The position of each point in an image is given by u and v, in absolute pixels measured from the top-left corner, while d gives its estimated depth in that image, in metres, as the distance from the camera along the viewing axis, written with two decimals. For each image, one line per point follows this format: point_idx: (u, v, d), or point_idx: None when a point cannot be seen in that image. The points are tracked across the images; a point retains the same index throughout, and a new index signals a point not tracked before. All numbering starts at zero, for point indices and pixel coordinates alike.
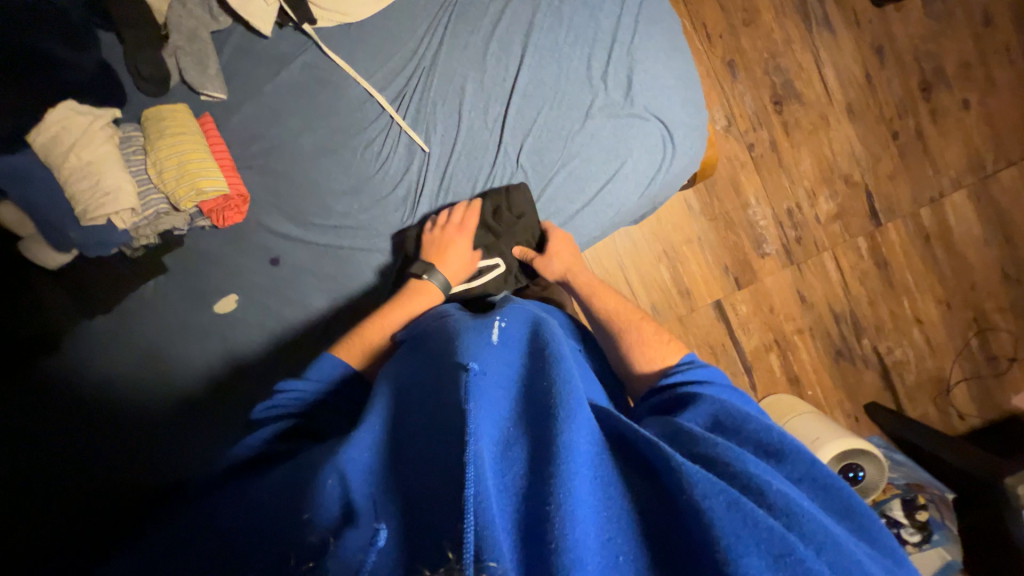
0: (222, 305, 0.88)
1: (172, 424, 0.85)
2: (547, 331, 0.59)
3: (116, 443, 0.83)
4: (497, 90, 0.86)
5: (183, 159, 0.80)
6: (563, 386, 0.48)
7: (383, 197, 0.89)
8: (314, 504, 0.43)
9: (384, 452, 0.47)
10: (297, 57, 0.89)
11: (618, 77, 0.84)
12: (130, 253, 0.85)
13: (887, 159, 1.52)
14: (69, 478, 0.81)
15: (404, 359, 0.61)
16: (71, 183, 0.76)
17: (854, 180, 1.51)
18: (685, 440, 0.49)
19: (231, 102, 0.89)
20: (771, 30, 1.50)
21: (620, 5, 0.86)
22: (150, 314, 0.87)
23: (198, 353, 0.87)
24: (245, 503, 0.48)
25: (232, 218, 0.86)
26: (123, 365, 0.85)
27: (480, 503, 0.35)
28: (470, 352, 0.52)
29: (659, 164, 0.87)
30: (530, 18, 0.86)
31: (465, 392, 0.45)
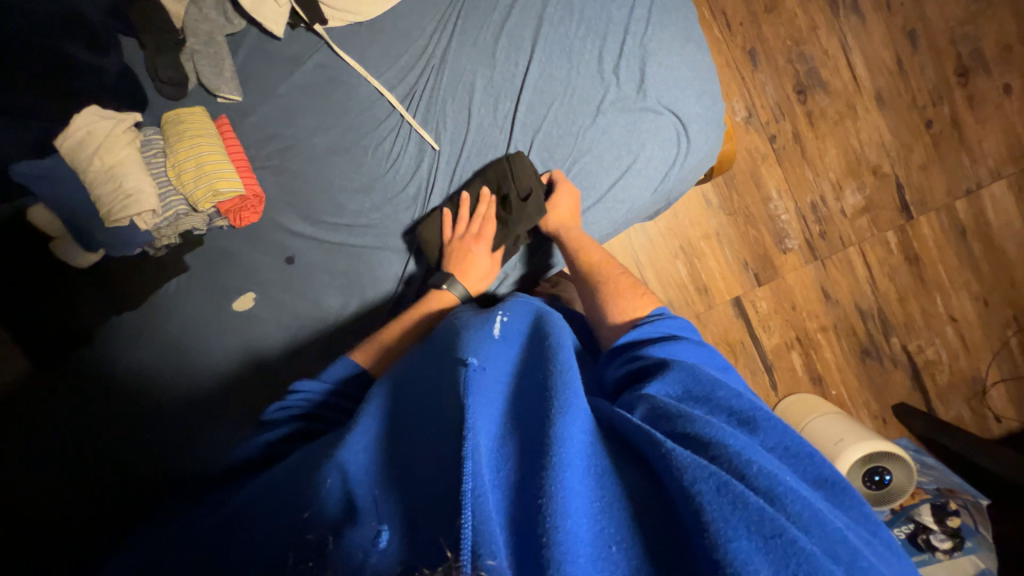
0: (240, 303, 0.90)
1: (194, 417, 0.87)
2: (550, 324, 0.59)
3: (142, 434, 0.86)
4: (507, 86, 0.85)
5: (200, 160, 0.82)
6: (562, 378, 0.48)
7: (395, 195, 0.90)
8: (316, 502, 0.44)
9: (387, 446, 0.48)
10: (309, 58, 0.90)
11: (630, 70, 0.82)
12: (153, 252, 0.88)
13: (918, 148, 1.45)
14: (99, 465, 0.85)
15: (410, 357, 0.60)
16: (96, 186, 0.79)
17: (883, 171, 1.45)
18: (664, 416, 0.48)
19: (246, 104, 0.91)
20: (795, 16, 1.44)
21: None
22: (171, 311, 0.90)
23: (219, 349, 0.89)
24: (255, 496, 0.49)
25: (249, 218, 0.88)
26: (149, 358, 0.89)
27: (477, 498, 0.36)
28: (470, 344, 0.52)
29: (673, 160, 0.85)
30: (540, 11, 0.84)
31: (463, 387, 0.45)
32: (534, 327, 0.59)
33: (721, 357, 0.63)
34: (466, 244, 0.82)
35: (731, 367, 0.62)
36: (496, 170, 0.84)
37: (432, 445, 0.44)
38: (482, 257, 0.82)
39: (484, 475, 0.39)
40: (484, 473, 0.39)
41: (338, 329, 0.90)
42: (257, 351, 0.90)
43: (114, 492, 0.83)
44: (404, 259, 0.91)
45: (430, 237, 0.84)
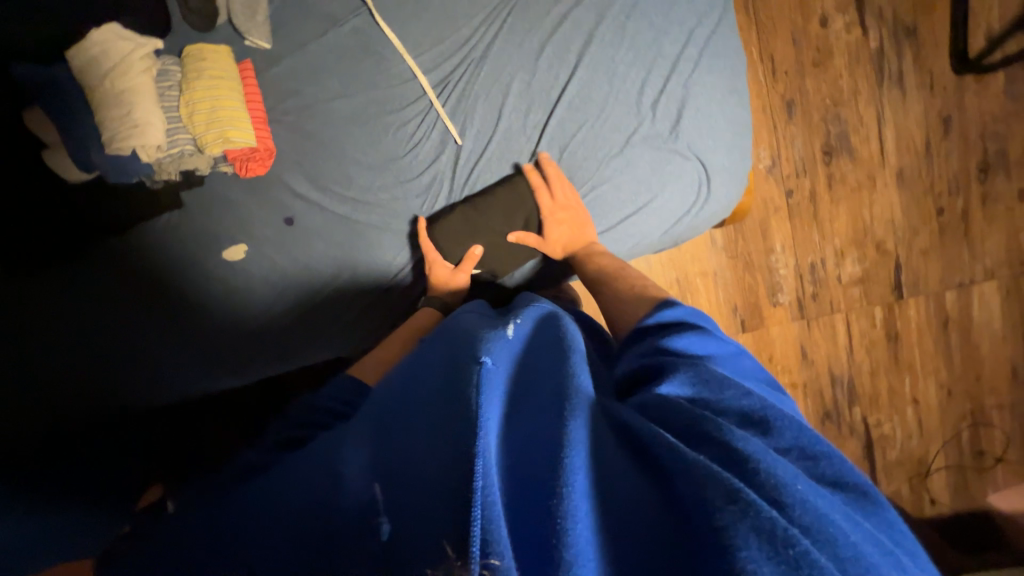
0: (231, 253, 0.88)
1: (155, 354, 0.86)
2: (563, 325, 0.55)
3: (98, 363, 0.85)
4: (542, 96, 0.83)
5: (214, 104, 0.79)
6: (577, 380, 0.45)
7: (408, 180, 0.88)
8: (286, 489, 0.45)
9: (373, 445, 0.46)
10: (347, 20, 0.85)
11: (668, 107, 0.81)
12: (150, 185, 0.84)
13: (925, 233, 1.47)
14: (46, 391, 0.83)
15: (425, 350, 0.56)
16: (103, 109, 0.76)
17: (886, 248, 1.47)
18: (677, 413, 0.45)
19: (274, 53, 0.87)
20: (839, 77, 1.44)
21: (687, 34, 0.82)
22: (157, 246, 0.87)
23: (196, 290, 0.88)
24: (221, 498, 0.49)
25: (255, 170, 0.86)
26: (127, 290, 0.86)
27: (487, 496, 0.36)
28: (483, 343, 0.49)
29: (690, 205, 0.85)
30: (591, 28, 0.82)
31: (475, 383, 0.43)
32: (550, 326, 0.56)
33: (734, 342, 0.59)
34: (491, 260, 0.86)
35: (742, 356, 0.57)
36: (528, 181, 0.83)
37: (423, 441, 0.42)
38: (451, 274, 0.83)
39: (493, 475, 0.37)
40: (493, 472, 0.38)
41: (327, 300, 0.91)
42: (239, 306, 0.89)
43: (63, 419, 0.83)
44: (406, 242, 0.91)
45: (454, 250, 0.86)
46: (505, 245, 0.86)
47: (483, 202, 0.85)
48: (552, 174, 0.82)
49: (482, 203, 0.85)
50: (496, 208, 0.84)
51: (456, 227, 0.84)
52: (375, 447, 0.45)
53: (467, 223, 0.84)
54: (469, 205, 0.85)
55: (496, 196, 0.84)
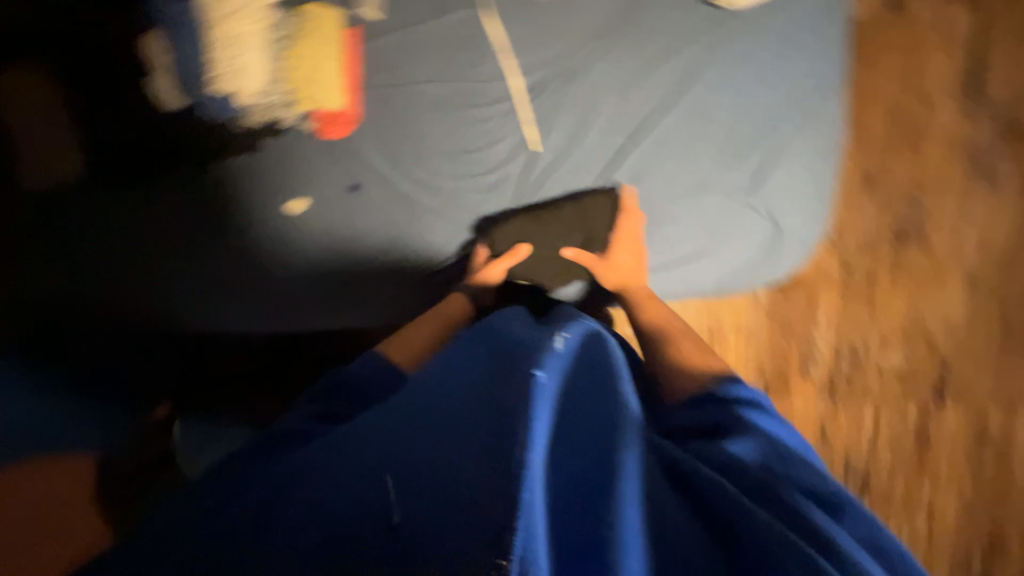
0: (292, 206, 0.91)
1: (203, 288, 0.93)
2: (611, 354, 0.59)
3: (153, 283, 0.92)
4: (628, 122, 0.82)
5: (313, 65, 0.86)
6: (620, 414, 0.50)
7: (475, 175, 0.88)
8: (334, 469, 0.52)
9: (417, 430, 0.52)
10: (457, 9, 0.85)
11: (752, 161, 0.80)
12: (234, 126, 0.87)
13: (982, 341, 1.39)
14: (108, 297, 0.92)
15: (471, 350, 0.63)
16: (212, 50, 0.82)
17: (936, 348, 1.40)
18: (744, 474, 0.51)
19: (379, 27, 0.89)
20: (928, 162, 1.37)
21: (788, 93, 0.80)
22: (223, 183, 0.90)
23: (252, 235, 0.92)
24: (272, 470, 0.56)
25: (335, 132, 0.90)
26: (192, 218, 0.91)
27: (530, 511, 0.41)
28: (536, 357, 0.54)
29: (751, 262, 0.83)
30: (695, 67, 0.80)
31: (528, 396, 0.49)
32: (599, 352, 0.60)
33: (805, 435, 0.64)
34: (538, 274, 0.87)
35: (810, 448, 0.61)
36: (591, 205, 0.83)
37: (464, 439, 0.49)
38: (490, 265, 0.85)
39: (539, 492, 0.43)
40: (539, 488, 0.43)
41: (373, 273, 0.94)
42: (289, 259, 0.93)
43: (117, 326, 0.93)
44: (461, 235, 0.91)
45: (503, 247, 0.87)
46: (556, 259, 0.87)
47: (544, 215, 0.85)
48: (616, 203, 0.82)
49: (542, 216, 0.85)
50: (555, 224, 0.85)
51: (512, 233, 0.86)
52: (420, 432, 0.52)
53: (523, 232, 0.85)
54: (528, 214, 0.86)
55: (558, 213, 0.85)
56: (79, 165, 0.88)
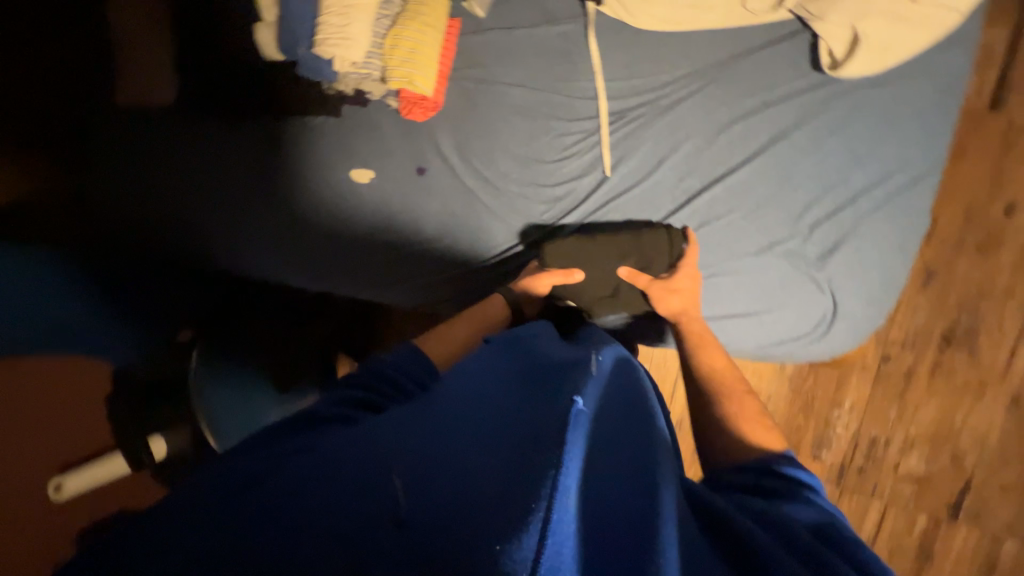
0: (357, 172, 0.95)
1: (249, 228, 0.97)
2: (645, 404, 0.58)
3: (208, 214, 0.98)
4: (706, 168, 0.81)
5: (416, 47, 0.84)
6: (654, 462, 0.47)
7: (540, 185, 0.89)
8: (342, 449, 0.47)
9: (433, 430, 0.49)
10: (562, 22, 0.86)
11: (827, 235, 0.76)
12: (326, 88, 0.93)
13: (1013, 468, 1.32)
14: (167, 216, 0.99)
15: (500, 363, 0.62)
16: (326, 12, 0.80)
17: (962, 463, 1.33)
18: (790, 534, 0.47)
19: (482, 24, 0.91)
20: (998, 272, 1.31)
21: (886, 172, 0.74)
22: (298, 140, 0.96)
23: (309, 192, 0.96)
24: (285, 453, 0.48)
25: (416, 115, 0.93)
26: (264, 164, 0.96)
27: (559, 540, 0.36)
28: (575, 383, 0.51)
29: (799, 335, 0.80)
30: (790, 125, 0.76)
31: (568, 419, 0.44)
32: (632, 388, 0.61)
33: None
34: (587, 296, 0.84)
35: None
36: (653, 236, 0.81)
37: (487, 451, 0.45)
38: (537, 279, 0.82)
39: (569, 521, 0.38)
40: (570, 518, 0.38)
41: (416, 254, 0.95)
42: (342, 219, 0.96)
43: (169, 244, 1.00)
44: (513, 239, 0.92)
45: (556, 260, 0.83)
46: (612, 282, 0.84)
47: (602, 238, 0.82)
48: (679, 239, 0.80)
49: (600, 239, 0.83)
50: (614, 249, 0.82)
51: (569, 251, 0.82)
52: (437, 434, 0.48)
53: (580, 253, 0.82)
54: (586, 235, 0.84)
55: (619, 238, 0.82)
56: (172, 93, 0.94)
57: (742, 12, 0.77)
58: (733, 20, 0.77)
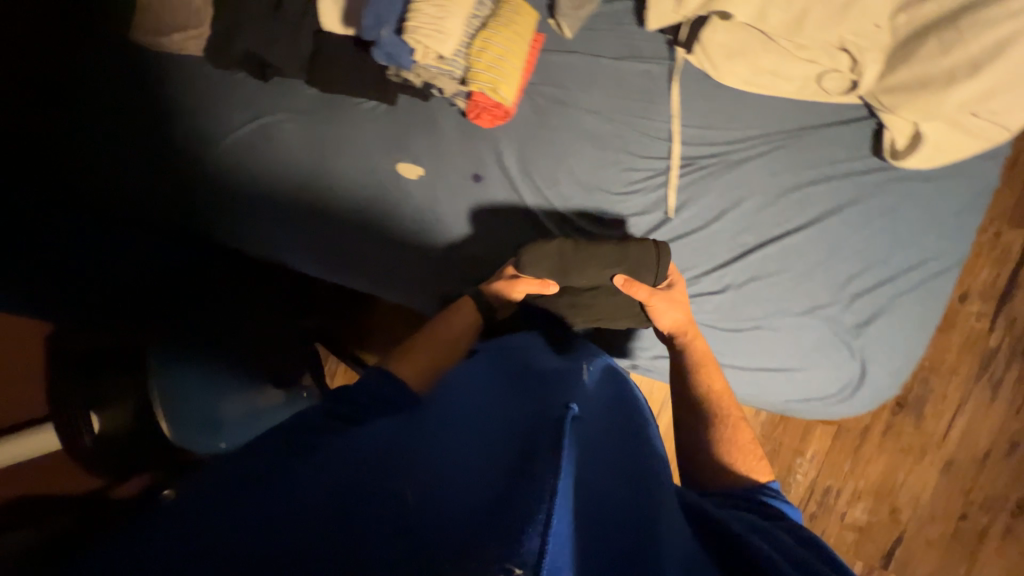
0: (404, 167, 0.97)
1: (243, 194, 1.00)
2: (638, 421, 0.61)
3: (203, 176, 1.01)
4: (764, 226, 0.85)
5: (504, 55, 0.81)
6: (639, 474, 0.49)
7: (599, 214, 0.90)
8: (346, 462, 0.45)
9: (430, 443, 0.47)
10: (647, 61, 0.87)
11: (865, 306, 0.81)
12: (392, 74, 0.91)
13: (937, 526, 1.46)
14: (161, 175, 1.01)
15: (496, 379, 0.63)
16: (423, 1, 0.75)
17: (898, 517, 1.47)
18: (758, 531, 0.53)
19: (565, 45, 0.90)
20: (948, 349, 1.45)
21: (922, 259, 0.81)
22: (311, 124, 1.01)
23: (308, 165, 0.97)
24: (306, 449, 0.49)
25: (483, 120, 0.90)
26: (296, 158, 1.00)
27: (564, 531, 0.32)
28: (568, 392, 0.53)
29: (827, 395, 0.84)
30: (847, 201, 0.82)
31: (563, 420, 0.45)
32: (619, 406, 0.63)
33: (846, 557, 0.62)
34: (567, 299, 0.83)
35: None
36: (640, 251, 0.82)
37: (483, 459, 0.43)
38: (513, 286, 0.81)
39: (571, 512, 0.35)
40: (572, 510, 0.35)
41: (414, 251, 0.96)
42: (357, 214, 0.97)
43: (157, 201, 1.02)
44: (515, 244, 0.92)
45: (537, 265, 0.82)
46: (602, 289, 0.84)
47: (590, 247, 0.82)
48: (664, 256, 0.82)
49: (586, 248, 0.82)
50: (597, 259, 0.81)
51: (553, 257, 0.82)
52: (434, 445, 0.47)
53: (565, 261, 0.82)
54: (573, 243, 0.83)
55: (605, 249, 0.81)
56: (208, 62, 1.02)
57: (816, 88, 0.83)
58: (806, 94, 0.84)
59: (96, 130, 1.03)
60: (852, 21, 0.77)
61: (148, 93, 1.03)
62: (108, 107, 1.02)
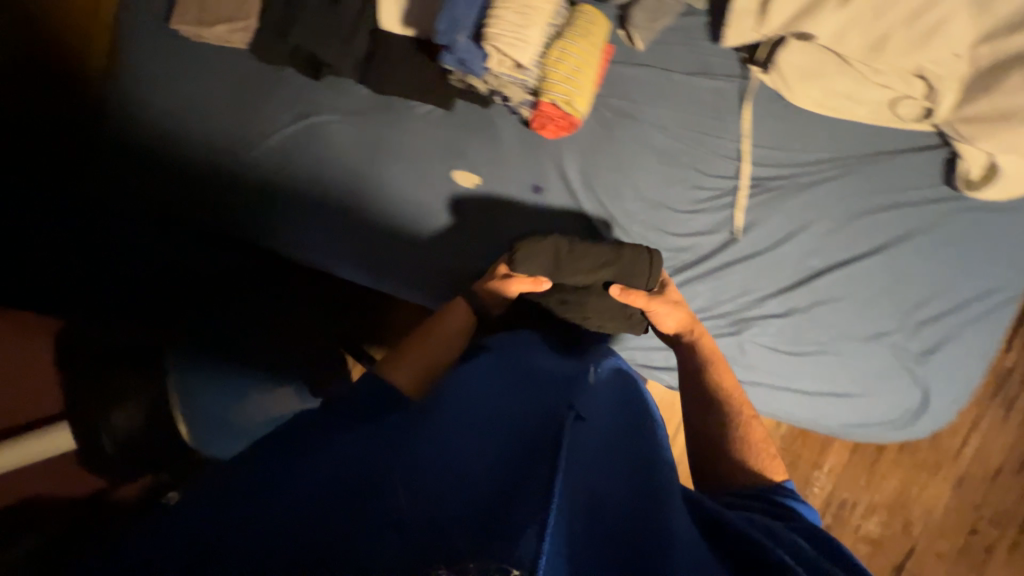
0: (462, 175, 0.95)
1: (257, 193, 0.99)
2: (645, 411, 0.62)
3: (214, 174, 0.99)
4: (831, 250, 0.84)
5: (581, 67, 0.79)
6: (645, 469, 0.49)
7: (664, 232, 0.88)
8: (372, 467, 0.49)
9: (445, 445, 0.51)
10: (719, 77, 0.86)
11: (931, 334, 0.82)
12: (453, 79, 0.88)
13: (948, 539, 1.40)
14: (175, 174, 1.00)
15: (506, 380, 0.65)
16: (505, 8, 0.73)
17: (911, 530, 1.41)
18: (772, 533, 0.52)
19: (634, 57, 0.88)
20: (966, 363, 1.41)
21: (988, 289, 0.82)
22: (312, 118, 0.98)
23: (318, 166, 0.97)
24: (333, 458, 0.51)
25: (546, 130, 0.88)
26: (343, 161, 0.98)
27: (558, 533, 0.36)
28: (573, 396, 0.55)
29: (888, 420, 0.85)
30: (916, 228, 0.82)
31: (563, 427, 0.47)
32: (626, 402, 0.63)
33: None
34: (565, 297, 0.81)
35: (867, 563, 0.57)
36: (635, 255, 0.81)
37: (493, 464, 0.47)
38: (506, 286, 0.80)
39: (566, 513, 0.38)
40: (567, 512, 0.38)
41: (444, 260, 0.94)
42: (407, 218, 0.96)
43: (169, 200, 1.01)
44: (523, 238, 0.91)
45: (533, 264, 0.79)
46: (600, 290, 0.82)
47: (585, 248, 0.80)
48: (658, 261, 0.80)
49: (581, 247, 0.80)
50: (591, 260, 0.80)
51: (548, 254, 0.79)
52: (449, 450, 0.50)
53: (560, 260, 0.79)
54: (568, 241, 0.81)
55: (599, 250, 0.80)
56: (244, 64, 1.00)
57: (889, 114, 0.83)
58: (879, 119, 0.83)
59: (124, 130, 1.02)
60: (933, 49, 0.76)
61: (177, 95, 1.01)
62: (137, 110, 1.01)
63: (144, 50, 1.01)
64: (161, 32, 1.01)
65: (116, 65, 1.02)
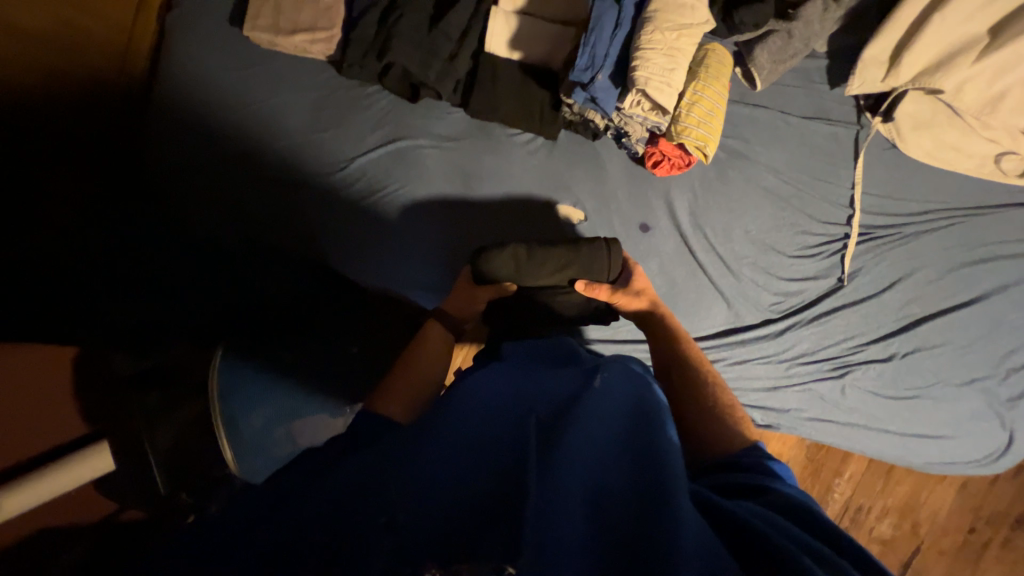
0: (566, 211, 0.89)
1: (276, 184, 0.89)
2: (655, 396, 0.48)
3: (216, 158, 0.89)
4: (934, 298, 0.87)
5: (713, 110, 0.78)
6: (651, 470, 0.37)
7: (774, 276, 0.88)
8: (339, 485, 0.41)
9: (413, 475, 0.40)
10: (834, 124, 0.87)
11: (1017, 383, 0.88)
12: (564, 111, 0.85)
13: (952, 536, 1.13)
14: (163, 150, 0.89)
15: (501, 384, 0.54)
16: (652, 51, 0.71)
17: (917, 531, 1.13)
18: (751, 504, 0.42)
19: (749, 96, 0.87)
20: None
21: None
22: (363, 125, 0.91)
23: (341, 162, 0.91)
24: (308, 483, 0.43)
25: (660, 169, 0.85)
26: (433, 188, 0.91)
27: None
28: (575, 414, 0.43)
29: (972, 458, 0.90)
30: (1011, 280, 0.87)
31: (542, 471, 0.37)
32: (639, 393, 0.48)
33: None
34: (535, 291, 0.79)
35: None
36: (593, 252, 0.78)
37: (462, 491, 0.38)
38: (472, 295, 0.77)
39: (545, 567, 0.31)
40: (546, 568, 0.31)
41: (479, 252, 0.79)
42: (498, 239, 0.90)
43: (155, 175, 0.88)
44: (529, 230, 0.90)
45: (498, 266, 0.76)
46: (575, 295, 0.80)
47: (545, 250, 0.77)
48: (616, 252, 0.79)
49: (541, 250, 0.77)
50: (554, 263, 0.77)
51: (511, 263, 0.76)
52: (417, 485, 0.39)
53: (523, 266, 0.76)
54: (527, 247, 0.77)
55: (560, 251, 0.77)
56: (326, 75, 0.92)
57: (992, 168, 0.85)
58: (982, 172, 0.86)
59: (150, 116, 0.89)
60: None
61: (231, 89, 0.90)
62: (175, 98, 0.89)
63: (204, 42, 0.90)
64: (228, 38, 0.91)
65: (166, 51, 0.90)
